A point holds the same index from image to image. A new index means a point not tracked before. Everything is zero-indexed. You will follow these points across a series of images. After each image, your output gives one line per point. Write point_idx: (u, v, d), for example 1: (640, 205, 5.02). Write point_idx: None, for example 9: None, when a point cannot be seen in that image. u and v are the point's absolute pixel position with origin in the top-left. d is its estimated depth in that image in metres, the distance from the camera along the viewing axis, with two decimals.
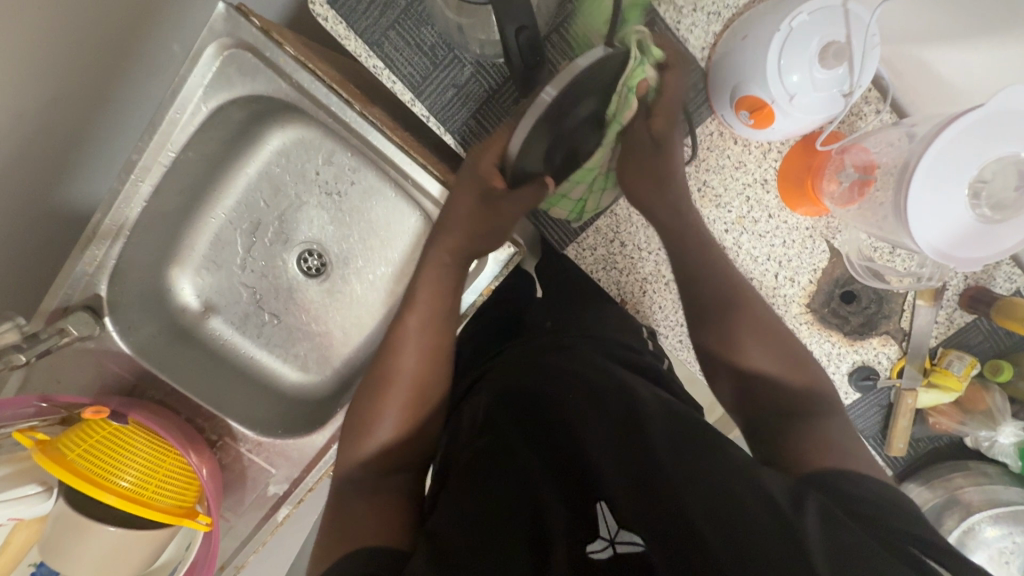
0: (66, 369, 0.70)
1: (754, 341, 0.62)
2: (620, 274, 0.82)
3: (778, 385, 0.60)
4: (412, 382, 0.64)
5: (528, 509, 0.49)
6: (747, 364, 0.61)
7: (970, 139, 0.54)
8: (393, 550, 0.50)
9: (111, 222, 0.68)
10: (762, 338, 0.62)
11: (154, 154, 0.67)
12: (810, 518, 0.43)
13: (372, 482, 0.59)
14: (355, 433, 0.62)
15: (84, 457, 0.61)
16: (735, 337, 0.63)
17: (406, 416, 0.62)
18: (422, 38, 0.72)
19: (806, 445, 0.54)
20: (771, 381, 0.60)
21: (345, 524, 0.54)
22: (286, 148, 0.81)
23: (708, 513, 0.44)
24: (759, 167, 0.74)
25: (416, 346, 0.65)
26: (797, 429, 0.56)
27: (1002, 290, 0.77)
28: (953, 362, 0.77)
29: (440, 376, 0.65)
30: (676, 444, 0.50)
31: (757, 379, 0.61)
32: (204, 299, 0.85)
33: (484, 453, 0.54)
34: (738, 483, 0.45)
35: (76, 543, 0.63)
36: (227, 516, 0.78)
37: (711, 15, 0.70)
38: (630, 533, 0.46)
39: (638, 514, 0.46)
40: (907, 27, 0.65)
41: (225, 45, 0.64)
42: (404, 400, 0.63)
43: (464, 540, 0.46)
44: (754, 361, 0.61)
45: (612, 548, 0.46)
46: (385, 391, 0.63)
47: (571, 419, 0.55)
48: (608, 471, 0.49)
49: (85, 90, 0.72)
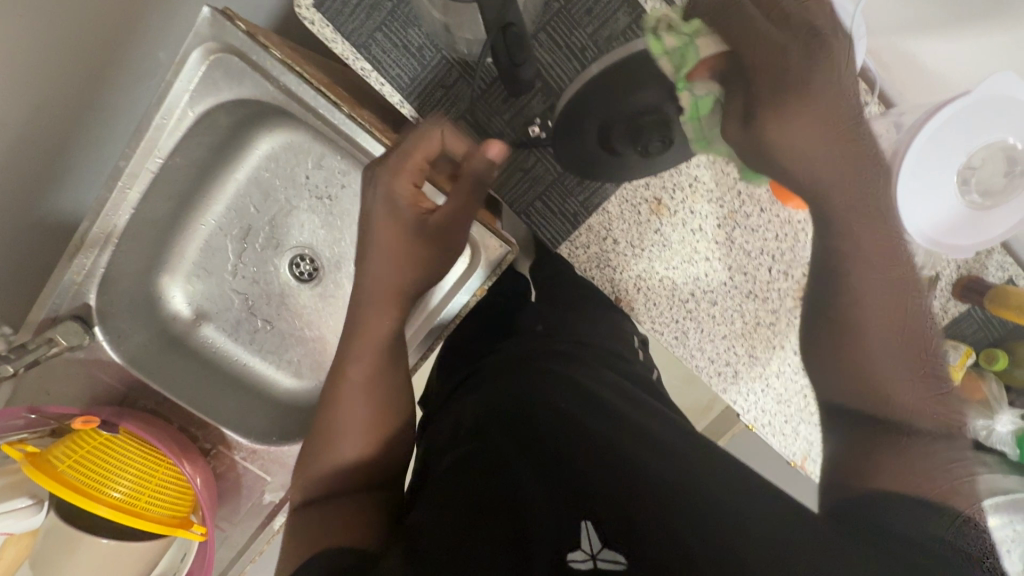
0: (56, 380, 0.69)
1: (887, 321, 0.38)
2: (614, 272, 0.81)
3: (895, 387, 0.38)
4: (366, 398, 0.66)
5: (510, 512, 0.48)
6: (858, 349, 0.39)
7: (953, 130, 0.55)
8: (365, 549, 0.50)
9: (99, 231, 0.68)
10: (893, 324, 0.38)
11: (141, 161, 0.67)
12: (787, 537, 0.42)
13: (336, 497, 0.60)
14: (318, 449, 0.65)
15: (75, 468, 0.60)
16: (849, 305, 0.41)
17: (363, 431, 0.64)
18: (410, 39, 0.71)
19: (893, 462, 0.39)
20: (885, 377, 0.38)
21: (309, 534, 0.55)
22: (275, 153, 0.80)
23: (691, 517, 0.45)
24: None
25: (367, 363, 0.67)
26: (891, 447, 0.39)
27: (994, 278, 0.77)
28: (949, 352, 0.78)
29: (392, 390, 0.67)
30: (669, 456, 0.50)
31: (874, 372, 0.38)
32: (195, 306, 0.84)
33: (476, 458, 0.54)
34: (727, 494, 0.46)
35: (68, 556, 0.62)
36: (223, 525, 0.78)
37: None
38: (613, 552, 0.43)
39: (616, 525, 0.46)
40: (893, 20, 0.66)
41: (211, 49, 0.63)
42: (360, 416, 0.65)
43: (436, 544, 0.45)
44: (873, 349, 0.38)
45: (593, 563, 0.43)
46: (338, 409, 0.65)
47: (562, 429, 0.55)
48: (597, 483, 0.49)
49: (70, 97, 0.71)
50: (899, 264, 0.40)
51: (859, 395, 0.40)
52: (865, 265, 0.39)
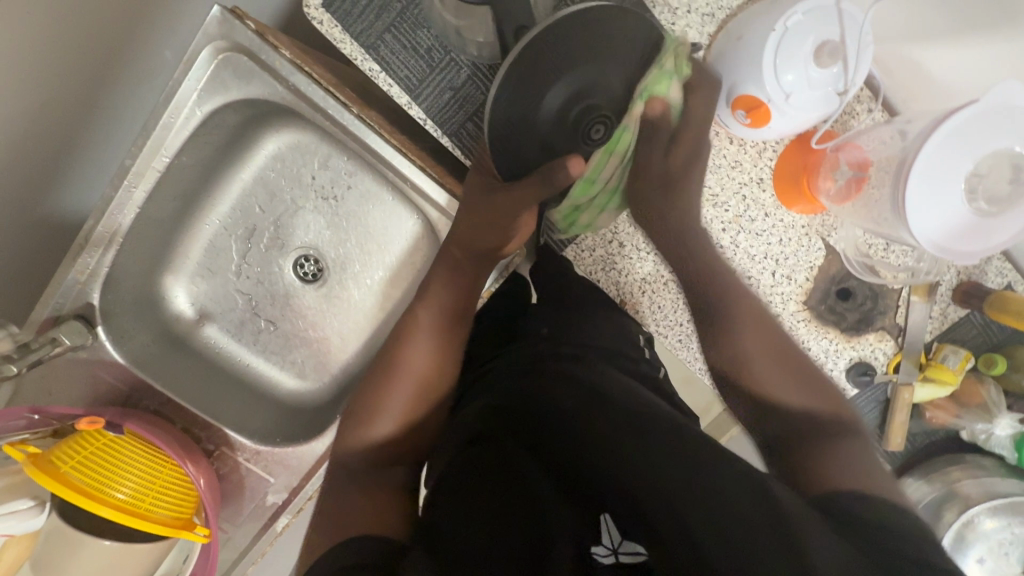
0: (58, 380, 0.69)
1: (766, 360, 0.63)
2: (619, 275, 0.80)
3: (792, 404, 0.59)
4: (422, 375, 0.67)
5: (529, 516, 0.49)
6: (756, 381, 0.62)
7: (960, 137, 0.55)
8: (387, 538, 0.49)
9: (103, 229, 0.67)
10: (766, 348, 0.64)
11: (147, 160, 0.66)
12: (817, 541, 0.41)
13: (372, 472, 0.60)
14: (362, 421, 0.65)
15: (80, 469, 0.59)
16: (746, 358, 0.63)
17: (408, 409, 0.65)
18: (419, 40, 0.71)
19: (816, 460, 0.54)
20: (787, 399, 0.60)
21: (343, 509, 0.54)
22: (281, 153, 0.80)
23: (703, 518, 0.44)
24: (755, 166, 0.75)
25: (428, 342, 0.69)
26: (818, 450, 0.55)
27: (992, 284, 0.78)
28: (948, 357, 0.78)
29: (446, 373, 0.69)
30: (682, 452, 0.49)
31: (767, 395, 0.60)
32: (198, 306, 0.83)
33: (486, 460, 0.54)
34: (742, 495, 0.45)
35: (71, 558, 0.61)
36: (225, 527, 0.77)
37: (705, 16, 0.72)
38: (632, 545, 0.49)
39: (636, 526, 0.48)
40: (900, 28, 0.66)
41: (220, 49, 0.63)
42: (411, 392, 0.66)
43: (459, 541, 0.45)
44: (769, 388, 0.61)
45: (615, 557, 0.48)
46: (390, 382, 0.66)
47: (570, 430, 0.55)
48: (609, 481, 0.50)
49: (75, 94, 0.70)
50: (763, 317, 0.68)
51: (776, 421, 0.58)
52: (735, 330, 0.66)
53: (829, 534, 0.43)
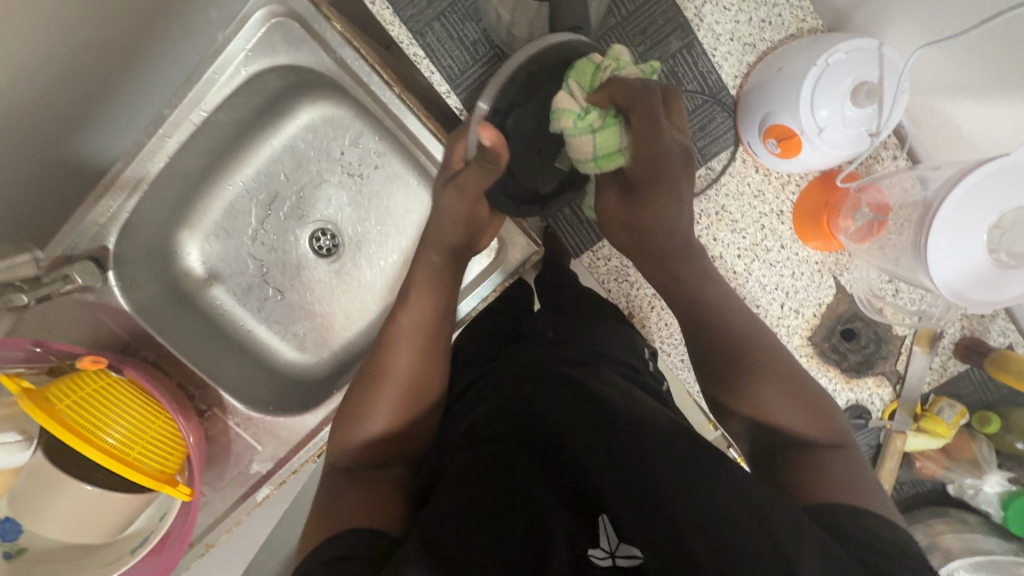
0: (58, 319, 0.68)
1: (774, 381, 0.58)
2: (630, 288, 0.88)
3: (791, 426, 0.56)
4: (412, 375, 0.62)
5: (526, 514, 0.47)
6: (756, 403, 0.58)
7: (985, 190, 0.56)
8: (390, 533, 0.48)
9: (131, 174, 0.67)
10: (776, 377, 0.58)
11: (185, 112, 0.67)
12: (809, 547, 0.41)
13: (368, 471, 0.57)
14: (353, 418, 0.61)
15: (70, 408, 0.58)
16: (762, 377, 0.58)
17: (402, 409, 0.61)
18: (465, 32, 0.74)
19: (805, 473, 0.52)
20: (782, 423, 0.56)
21: (337, 509, 0.52)
22: (313, 125, 0.81)
23: (707, 536, 0.42)
24: (777, 198, 0.79)
25: (416, 350, 0.63)
26: (806, 458, 0.54)
27: (995, 342, 0.79)
28: (943, 410, 0.78)
29: (438, 374, 0.64)
30: (678, 466, 0.47)
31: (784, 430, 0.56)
32: (208, 266, 0.83)
33: (481, 460, 0.53)
34: (747, 507, 0.44)
35: (50, 498, 0.60)
36: (204, 491, 0.76)
37: (746, 46, 0.75)
38: (630, 548, 0.47)
39: (639, 529, 0.44)
40: (931, 81, 0.68)
41: (274, 12, 0.64)
42: (402, 391, 0.61)
43: (456, 538, 0.43)
44: (770, 411, 0.57)
45: (612, 561, 0.46)
46: (389, 381, 0.62)
47: (570, 436, 0.53)
48: (606, 484, 0.48)
49: (119, 38, 0.71)
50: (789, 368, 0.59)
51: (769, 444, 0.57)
52: (753, 379, 0.58)
53: (823, 546, 0.42)
